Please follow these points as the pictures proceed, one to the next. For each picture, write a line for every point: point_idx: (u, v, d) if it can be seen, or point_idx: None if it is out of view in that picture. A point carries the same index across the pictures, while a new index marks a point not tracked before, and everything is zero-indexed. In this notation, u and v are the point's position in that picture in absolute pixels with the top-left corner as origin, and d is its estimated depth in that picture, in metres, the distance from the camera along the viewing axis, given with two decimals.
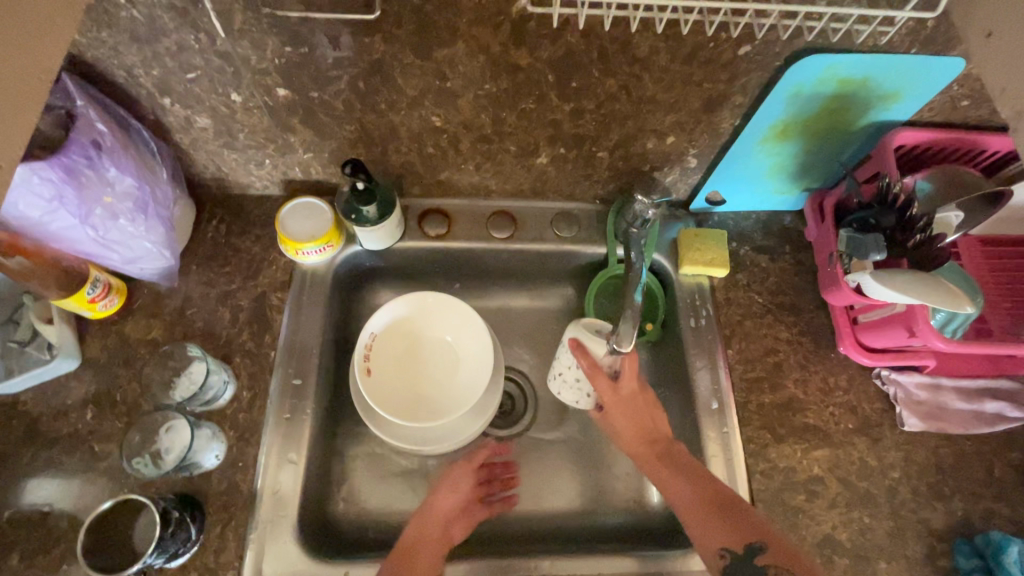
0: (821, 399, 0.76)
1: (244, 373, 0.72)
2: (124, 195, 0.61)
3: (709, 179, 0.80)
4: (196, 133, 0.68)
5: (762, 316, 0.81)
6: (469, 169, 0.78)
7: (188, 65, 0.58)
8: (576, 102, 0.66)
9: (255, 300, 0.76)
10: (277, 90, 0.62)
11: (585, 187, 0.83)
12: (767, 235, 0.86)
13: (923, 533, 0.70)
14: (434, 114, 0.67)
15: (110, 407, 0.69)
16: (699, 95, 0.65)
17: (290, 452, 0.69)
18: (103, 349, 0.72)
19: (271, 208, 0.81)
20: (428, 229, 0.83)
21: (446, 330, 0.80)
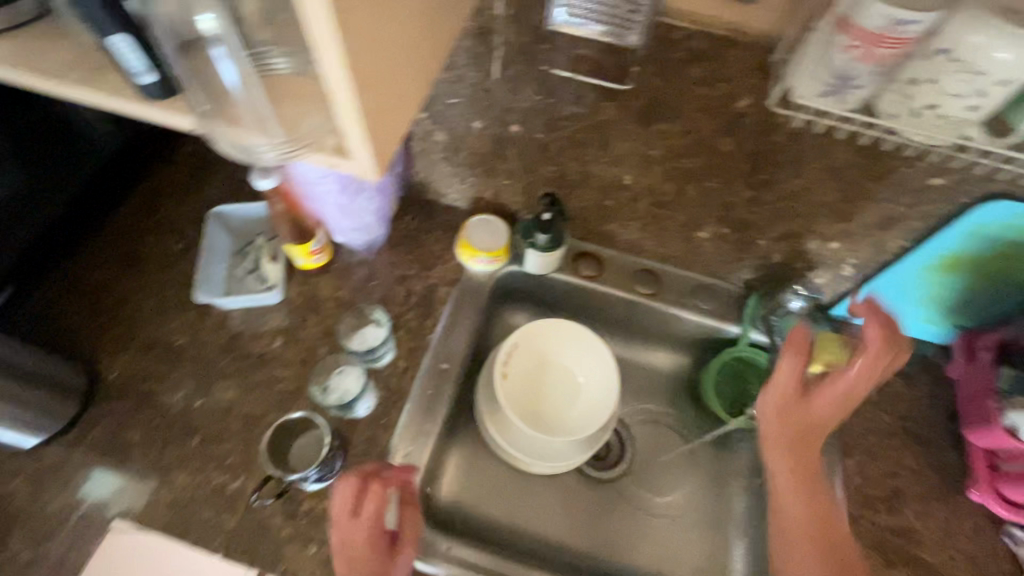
0: (940, 538, 0.74)
1: (403, 346, 0.82)
2: (374, 177, 0.78)
3: (859, 291, 0.83)
4: (429, 144, 0.83)
5: (887, 436, 0.81)
6: (634, 227, 0.87)
7: (455, 93, 0.73)
8: (757, 192, 0.74)
9: (425, 289, 0.88)
10: (511, 126, 0.75)
11: (732, 269, 0.89)
12: (904, 360, 0.87)
13: None
14: (627, 174, 0.77)
15: (294, 342, 0.81)
16: (876, 211, 0.71)
17: (426, 425, 0.77)
18: (300, 294, 0.86)
19: (455, 217, 0.94)
20: (580, 268, 0.92)
21: (580, 372, 0.86)
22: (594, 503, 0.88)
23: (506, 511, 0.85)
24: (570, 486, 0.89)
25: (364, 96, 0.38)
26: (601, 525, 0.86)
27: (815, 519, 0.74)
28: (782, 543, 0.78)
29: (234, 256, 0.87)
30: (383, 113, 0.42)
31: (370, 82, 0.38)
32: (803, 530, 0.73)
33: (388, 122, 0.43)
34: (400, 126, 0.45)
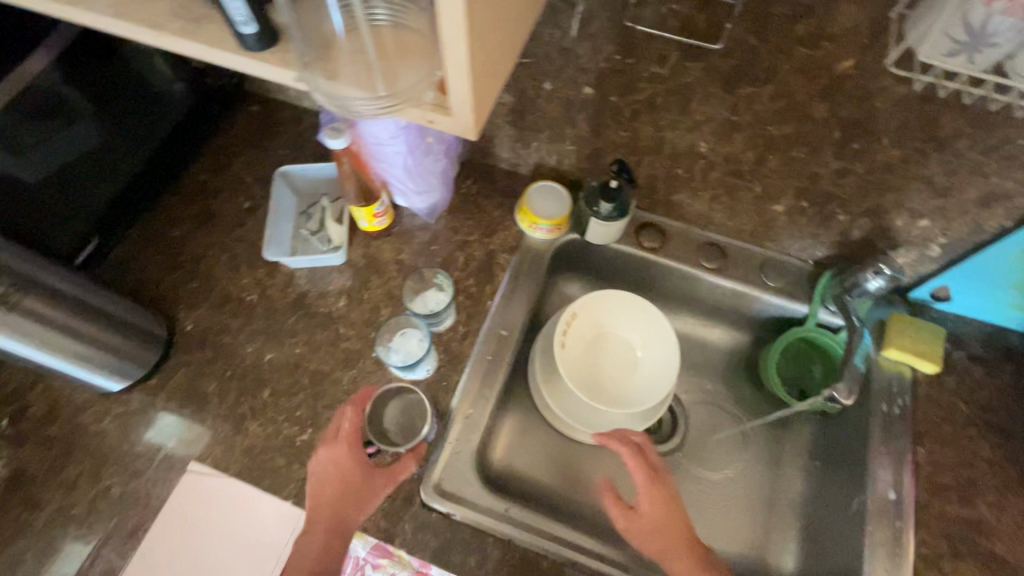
0: (1016, 533, 0.71)
1: (464, 311, 0.83)
2: (441, 140, 0.77)
3: (944, 273, 0.79)
4: (496, 107, 0.82)
5: (964, 426, 0.77)
6: (703, 198, 0.84)
7: (529, 52, 0.71)
8: (845, 163, 0.69)
9: (485, 255, 0.87)
10: (584, 88, 0.73)
11: (805, 246, 0.85)
12: (987, 348, 0.82)
13: None
14: (703, 141, 0.74)
15: (358, 303, 0.83)
16: (979, 186, 0.65)
17: (485, 389, 0.78)
18: (363, 256, 0.87)
19: (516, 184, 0.93)
20: (643, 240, 0.90)
21: (638, 345, 0.85)
22: None
23: (557, 478, 0.85)
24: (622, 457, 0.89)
25: (475, 49, 0.38)
26: None
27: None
28: (843, 527, 0.76)
29: (300, 216, 0.88)
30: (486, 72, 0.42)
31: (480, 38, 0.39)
32: (658, 538, 0.67)
33: (484, 75, 0.42)
34: (489, 91, 0.45)
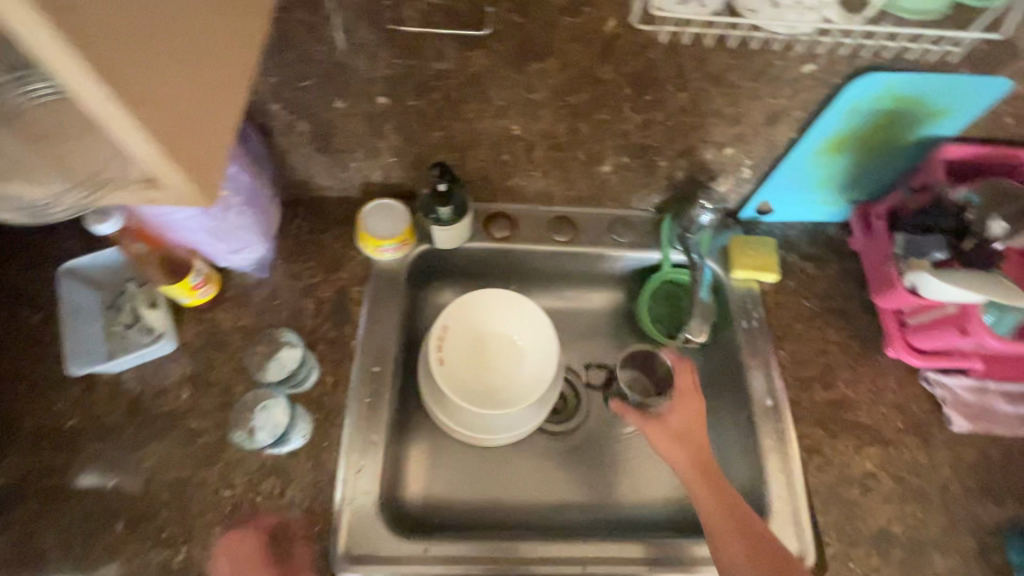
0: (871, 398, 0.80)
1: (328, 360, 0.76)
2: (238, 190, 0.68)
3: (761, 190, 0.85)
4: (296, 137, 0.75)
5: (811, 319, 0.85)
6: (537, 176, 0.84)
7: (304, 74, 0.65)
8: (646, 114, 0.71)
9: (336, 293, 0.81)
10: (377, 98, 0.68)
11: (642, 196, 0.88)
12: (813, 244, 0.91)
13: (976, 529, 0.73)
14: (514, 124, 0.73)
15: (204, 389, 0.73)
16: (761, 108, 0.70)
17: (372, 434, 0.73)
18: (198, 334, 0.77)
19: (350, 209, 0.87)
20: (493, 231, 0.89)
21: (516, 333, 0.84)
22: (561, 456, 0.89)
23: (478, 488, 0.85)
24: (536, 447, 0.89)
25: (141, 114, 0.33)
26: (570, 475, 0.87)
27: (750, 558, 0.63)
28: (739, 443, 0.81)
29: (107, 311, 0.77)
30: (183, 130, 0.37)
31: (162, 104, 0.34)
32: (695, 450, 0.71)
33: (178, 133, 0.36)
34: (201, 140, 0.39)
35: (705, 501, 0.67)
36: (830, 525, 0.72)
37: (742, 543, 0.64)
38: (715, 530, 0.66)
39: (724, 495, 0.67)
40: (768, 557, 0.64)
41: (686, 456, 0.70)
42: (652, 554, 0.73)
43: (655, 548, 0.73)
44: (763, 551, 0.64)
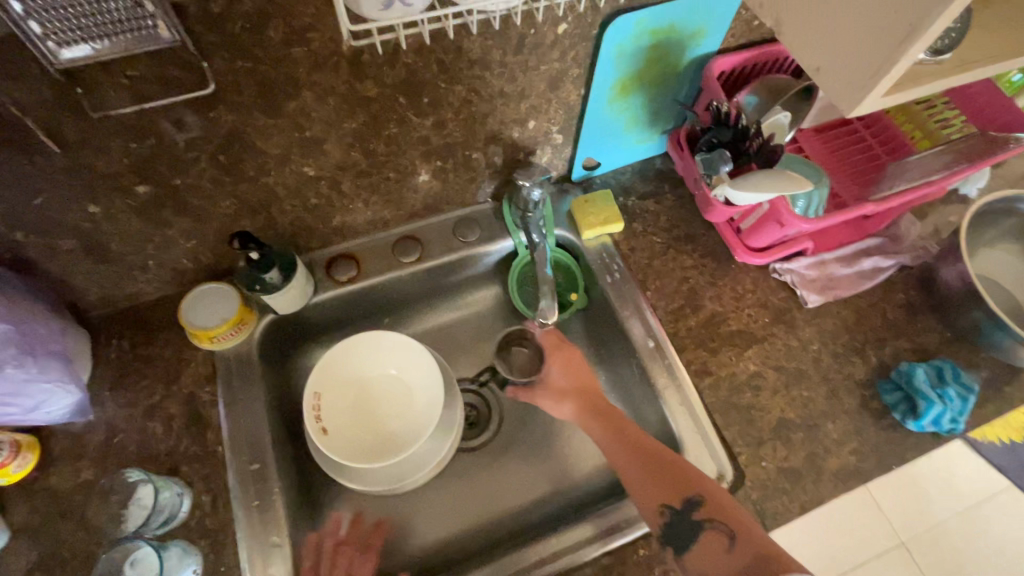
0: (736, 305, 0.85)
1: (198, 479, 0.68)
2: (2, 342, 0.57)
3: (579, 148, 0.86)
4: (64, 257, 0.65)
5: (665, 252, 0.89)
6: (359, 207, 0.79)
7: (32, 191, 0.56)
8: (434, 115, 0.69)
9: (184, 403, 0.73)
10: (137, 188, 0.60)
11: (474, 190, 0.87)
12: (646, 181, 0.95)
13: (852, 386, 0.80)
14: (305, 166, 0.68)
15: (60, 568, 0.63)
16: (539, 77, 0.70)
17: (271, 536, 0.66)
18: (33, 510, 0.66)
19: (171, 307, 0.78)
20: (338, 275, 0.83)
21: (389, 365, 0.80)
22: (489, 466, 0.86)
23: (419, 533, 0.81)
24: (461, 468, 0.86)
25: None
26: (504, 483, 0.85)
27: (649, 477, 0.68)
28: (640, 390, 0.84)
29: None
30: None
31: None
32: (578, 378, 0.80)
33: None
34: None
35: (603, 440, 0.74)
36: (736, 435, 0.76)
37: (640, 471, 0.69)
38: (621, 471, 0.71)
39: (613, 429, 0.74)
40: (666, 478, 0.68)
41: (571, 405, 0.78)
42: (597, 529, 0.73)
43: (601, 522, 0.73)
44: (663, 473, 0.68)
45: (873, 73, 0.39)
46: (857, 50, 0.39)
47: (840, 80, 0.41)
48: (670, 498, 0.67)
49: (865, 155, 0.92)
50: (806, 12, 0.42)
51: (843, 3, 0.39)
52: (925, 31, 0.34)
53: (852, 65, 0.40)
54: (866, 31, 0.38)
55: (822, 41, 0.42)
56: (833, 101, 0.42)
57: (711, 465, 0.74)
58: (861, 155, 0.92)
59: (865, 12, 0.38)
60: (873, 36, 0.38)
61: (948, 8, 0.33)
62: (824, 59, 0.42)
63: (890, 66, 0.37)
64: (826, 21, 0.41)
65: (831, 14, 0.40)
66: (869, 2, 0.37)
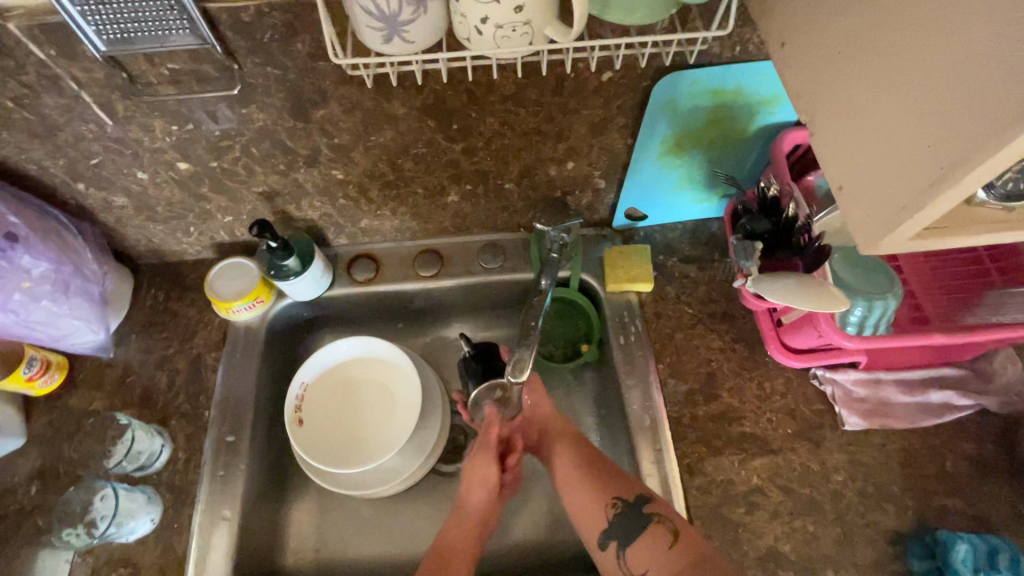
0: (757, 405, 0.75)
1: (180, 435, 0.74)
2: (42, 279, 0.65)
3: (622, 197, 0.81)
4: (118, 211, 0.73)
5: (692, 327, 0.81)
6: (386, 214, 0.81)
7: (90, 152, 0.62)
8: (465, 142, 0.68)
9: (191, 362, 0.79)
10: (178, 164, 0.66)
11: (505, 218, 0.85)
12: (694, 245, 0.87)
13: (873, 537, 0.67)
14: (334, 169, 0.70)
15: (52, 481, 0.71)
16: (579, 121, 0.66)
17: (224, 509, 0.70)
18: (48, 424, 0.74)
19: (206, 271, 0.85)
20: (357, 274, 0.85)
21: (379, 372, 0.81)
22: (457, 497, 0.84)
23: (370, 545, 0.80)
24: (427, 492, 0.85)
25: None
26: None
27: (591, 483, 0.68)
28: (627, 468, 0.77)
29: None
30: None
31: None
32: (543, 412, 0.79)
33: None
34: None
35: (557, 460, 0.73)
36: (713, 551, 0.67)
37: (580, 471, 0.70)
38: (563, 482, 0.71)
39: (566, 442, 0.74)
40: (605, 476, 0.68)
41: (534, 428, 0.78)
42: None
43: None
44: (604, 475, 0.69)
45: (897, 209, 0.32)
46: (884, 178, 0.33)
47: (864, 206, 0.34)
48: (620, 492, 0.66)
49: (969, 269, 0.77)
50: (841, 121, 0.36)
51: (880, 120, 0.33)
52: (963, 177, 0.28)
53: (875, 193, 0.33)
54: (899, 159, 0.32)
55: (852, 156, 0.35)
56: (850, 227, 0.35)
57: None
58: (962, 268, 0.77)
59: (904, 135, 0.31)
60: (913, 162, 0.31)
61: (1009, 148, 0.26)
62: (850, 177, 0.35)
63: (916, 206, 0.30)
64: (861, 133, 0.34)
65: (864, 129, 0.34)
66: (909, 125, 0.31)
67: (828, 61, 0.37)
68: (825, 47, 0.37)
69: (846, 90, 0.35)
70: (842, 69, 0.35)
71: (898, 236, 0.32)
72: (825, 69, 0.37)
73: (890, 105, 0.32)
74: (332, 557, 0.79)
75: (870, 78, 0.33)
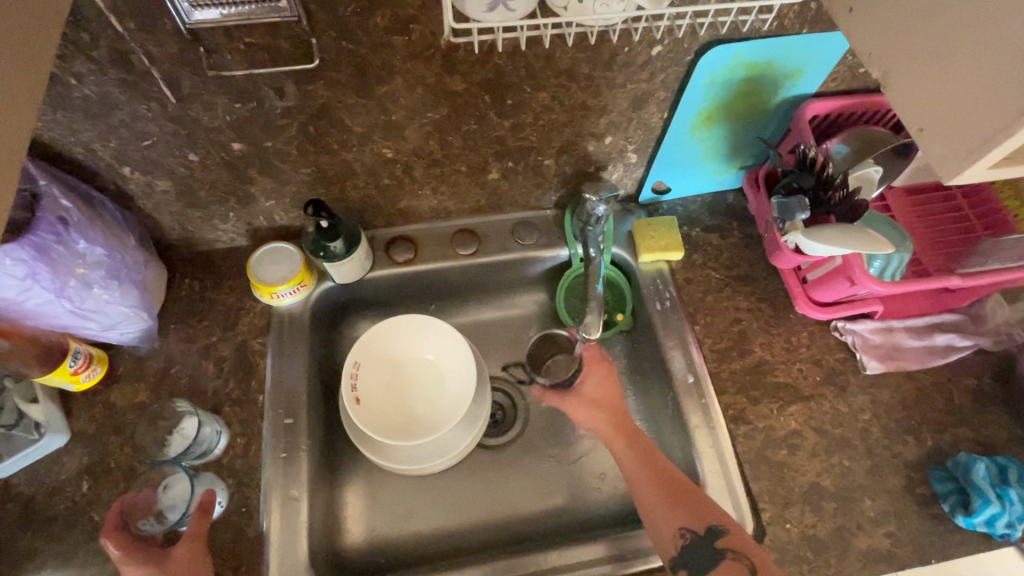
0: (787, 357, 0.81)
1: (236, 421, 0.73)
2: (95, 264, 0.64)
3: (651, 171, 0.85)
4: (158, 196, 0.71)
5: (721, 290, 0.86)
6: (426, 194, 0.82)
7: (144, 133, 0.61)
8: (514, 117, 0.70)
9: (237, 349, 0.78)
10: (232, 145, 0.65)
11: (538, 196, 0.87)
12: (714, 215, 0.92)
13: (899, 466, 0.75)
14: (384, 147, 0.70)
15: (105, 476, 0.69)
16: (624, 95, 0.70)
17: (292, 489, 0.70)
18: (91, 419, 0.72)
19: (240, 259, 0.83)
20: (396, 256, 0.86)
21: (428, 350, 0.83)
22: (506, 466, 0.86)
23: (426, 518, 0.82)
24: (475, 464, 0.86)
25: None
26: (520, 484, 0.85)
27: (670, 502, 0.66)
28: (672, 424, 0.81)
29: None
30: None
31: None
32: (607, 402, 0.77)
33: None
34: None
35: (627, 461, 0.71)
36: (763, 490, 0.73)
37: (660, 492, 0.67)
38: (641, 494, 0.68)
39: (640, 446, 0.71)
40: (688, 502, 0.66)
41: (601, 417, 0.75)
42: (611, 551, 0.72)
43: (613, 545, 0.72)
44: (687, 498, 0.66)
45: (983, 143, 0.38)
46: (969, 117, 0.38)
47: (949, 144, 0.40)
48: (689, 521, 0.65)
49: (958, 226, 0.86)
50: (917, 72, 0.41)
51: (958, 69, 0.39)
52: None
53: (959, 132, 0.39)
54: (982, 99, 0.37)
55: (933, 101, 0.41)
56: (937, 164, 0.41)
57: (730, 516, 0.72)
58: (953, 225, 0.86)
59: (984, 79, 0.37)
60: (993, 97, 0.37)
61: None
62: (933, 120, 0.41)
63: (1000, 138, 0.36)
64: (939, 82, 0.40)
65: (944, 77, 0.40)
66: (988, 70, 0.37)
67: (899, 22, 0.42)
68: (892, 10, 0.43)
69: (921, 44, 0.41)
70: (915, 28, 0.41)
71: (983, 165, 0.38)
72: (895, 28, 0.43)
73: (967, 55, 0.38)
74: (389, 533, 0.81)
75: (944, 33, 0.39)
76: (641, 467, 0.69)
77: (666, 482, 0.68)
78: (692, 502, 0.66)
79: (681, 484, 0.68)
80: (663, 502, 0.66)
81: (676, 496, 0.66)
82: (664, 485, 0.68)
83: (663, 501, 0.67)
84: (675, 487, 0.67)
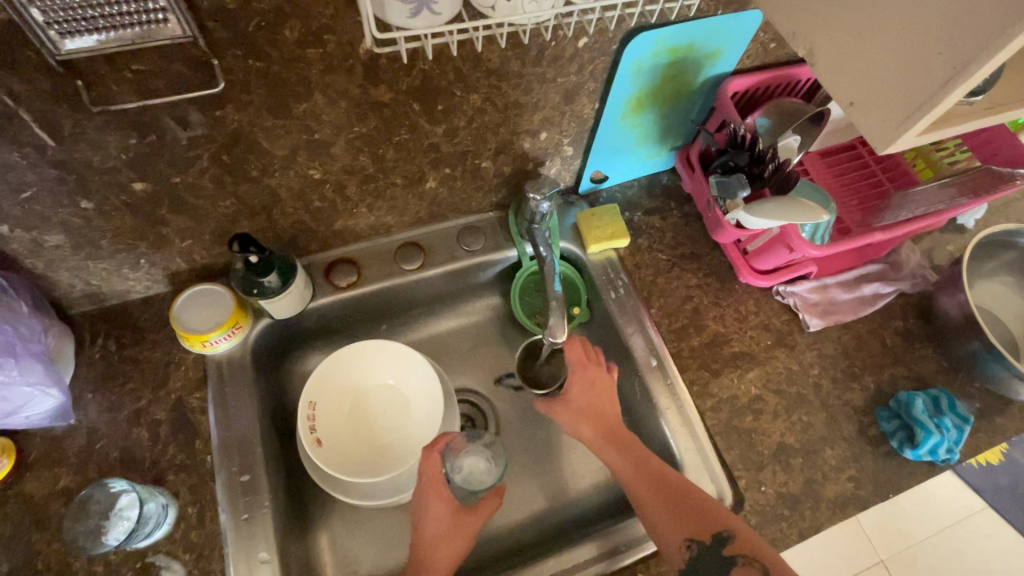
0: (739, 326, 0.85)
1: (184, 489, 0.65)
2: None
3: (588, 161, 0.85)
4: (50, 253, 0.62)
5: (670, 270, 0.88)
6: (362, 212, 0.77)
7: (21, 184, 0.53)
8: (447, 123, 0.67)
9: (172, 409, 0.70)
10: (133, 185, 0.58)
11: (480, 199, 0.85)
12: (652, 198, 0.94)
13: (850, 412, 0.80)
14: (311, 168, 0.65)
15: None
16: (555, 90, 0.69)
17: (260, 551, 0.64)
18: (5, 520, 0.62)
19: (160, 308, 0.75)
20: (338, 280, 0.81)
21: (388, 374, 0.78)
22: None
23: None
24: None
25: None
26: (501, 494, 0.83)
27: (671, 509, 0.66)
28: (642, 409, 0.83)
29: None
30: None
31: None
32: (597, 409, 0.76)
33: None
34: None
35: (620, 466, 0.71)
36: (736, 458, 0.75)
37: (663, 507, 0.67)
38: (642, 506, 0.68)
39: (632, 454, 0.71)
40: (689, 511, 0.66)
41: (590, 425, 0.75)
42: (599, 548, 0.72)
43: (607, 540, 0.72)
44: (688, 508, 0.66)
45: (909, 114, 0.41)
46: (896, 90, 0.42)
47: (878, 115, 0.44)
48: (696, 534, 0.64)
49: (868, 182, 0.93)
50: (848, 49, 0.45)
51: (885, 45, 0.42)
52: (962, 80, 0.37)
53: (887, 104, 0.43)
54: (907, 74, 0.41)
55: (863, 78, 0.44)
56: (869, 134, 0.45)
57: (710, 489, 0.74)
58: (864, 181, 0.92)
59: (908, 55, 0.40)
60: (915, 71, 0.40)
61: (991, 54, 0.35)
62: (862, 94, 0.45)
63: (925, 107, 0.40)
64: (868, 59, 0.43)
65: (872, 54, 0.43)
66: (912, 46, 0.40)
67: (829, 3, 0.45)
68: None
69: (850, 23, 0.44)
70: (843, 9, 0.44)
71: (910, 133, 0.42)
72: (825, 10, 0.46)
73: (892, 33, 0.41)
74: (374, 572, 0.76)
75: (872, 12, 0.42)
76: (636, 477, 0.69)
77: (665, 490, 0.68)
78: (697, 507, 0.66)
79: (684, 492, 0.67)
80: (668, 513, 0.66)
81: (681, 502, 0.66)
82: (668, 494, 0.67)
83: (668, 508, 0.66)
84: (680, 497, 0.67)
